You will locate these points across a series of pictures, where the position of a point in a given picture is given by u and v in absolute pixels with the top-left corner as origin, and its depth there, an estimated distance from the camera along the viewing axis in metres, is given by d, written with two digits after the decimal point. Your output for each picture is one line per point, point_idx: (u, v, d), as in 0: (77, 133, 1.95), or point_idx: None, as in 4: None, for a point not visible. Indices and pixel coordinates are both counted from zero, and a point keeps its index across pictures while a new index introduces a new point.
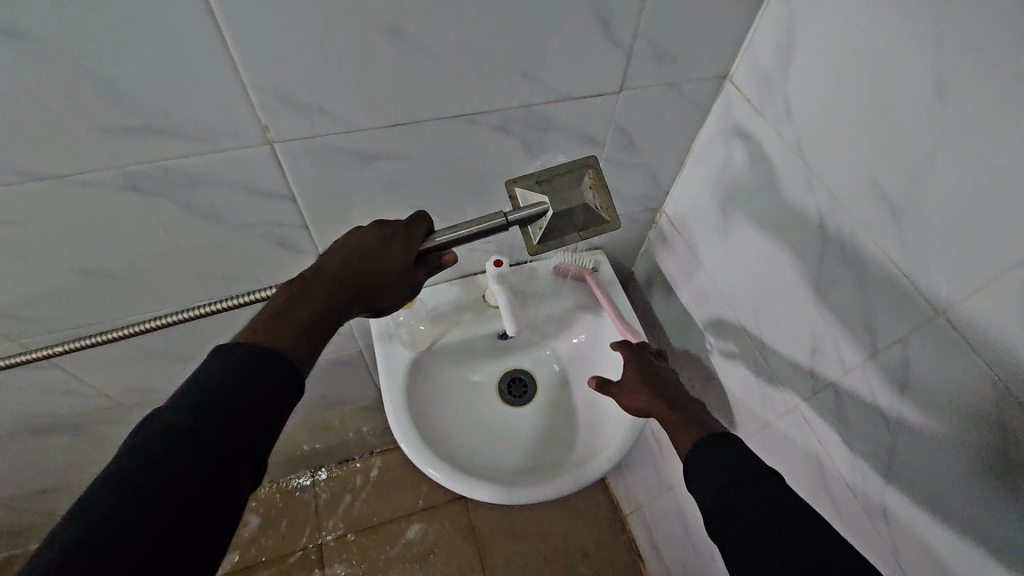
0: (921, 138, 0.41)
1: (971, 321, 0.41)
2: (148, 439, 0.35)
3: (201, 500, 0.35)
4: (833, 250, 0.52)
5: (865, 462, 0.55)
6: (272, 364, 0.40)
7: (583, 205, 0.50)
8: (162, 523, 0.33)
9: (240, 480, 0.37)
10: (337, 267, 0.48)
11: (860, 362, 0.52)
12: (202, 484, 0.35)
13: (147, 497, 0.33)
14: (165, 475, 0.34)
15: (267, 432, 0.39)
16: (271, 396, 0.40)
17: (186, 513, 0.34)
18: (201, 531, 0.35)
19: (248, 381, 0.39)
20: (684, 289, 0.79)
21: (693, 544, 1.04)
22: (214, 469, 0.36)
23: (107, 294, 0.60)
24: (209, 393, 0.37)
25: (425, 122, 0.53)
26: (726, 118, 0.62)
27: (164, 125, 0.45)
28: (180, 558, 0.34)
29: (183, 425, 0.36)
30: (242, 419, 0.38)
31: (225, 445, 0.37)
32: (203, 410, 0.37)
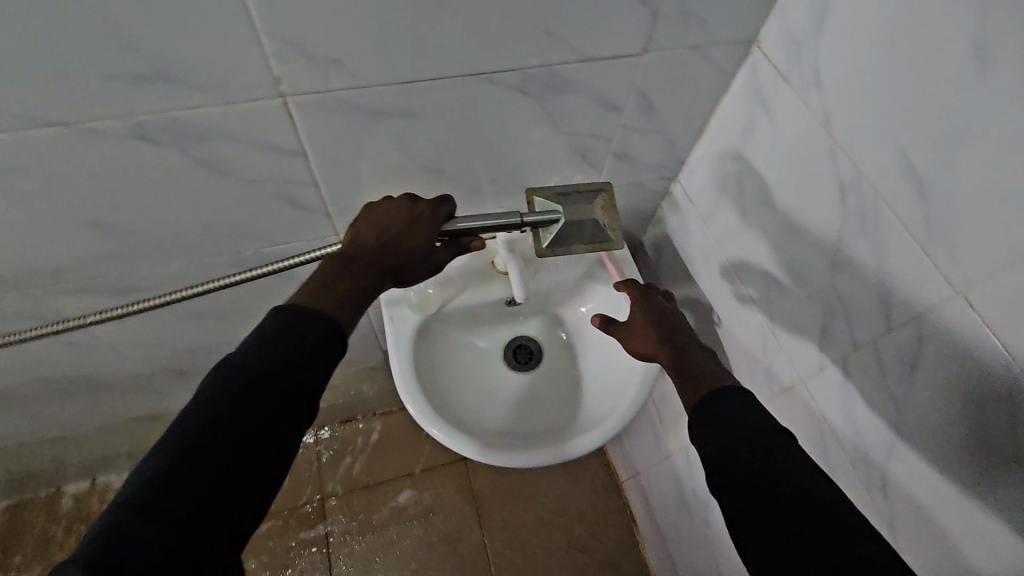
0: (955, 112, 0.40)
1: (989, 301, 0.41)
2: (227, 374, 0.40)
3: (272, 426, 0.39)
4: (852, 226, 0.51)
5: (869, 438, 0.55)
6: (319, 321, 0.44)
7: (593, 223, 0.55)
8: (240, 440, 0.38)
9: (300, 415, 0.42)
10: (371, 241, 0.51)
11: (872, 339, 0.52)
12: (271, 412, 0.40)
13: (227, 418, 0.38)
14: (242, 402, 0.39)
15: (321, 375, 0.43)
16: (324, 346, 0.44)
17: (260, 434, 0.39)
18: (272, 453, 0.39)
19: (303, 332, 0.43)
20: (695, 261, 0.78)
21: (688, 510, 1.07)
22: (279, 402, 0.40)
23: (114, 247, 0.59)
24: (269, 341, 0.42)
25: (442, 80, 0.52)
26: (750, 85, 0.60)
27: (175, 73, 0.44)
28: (257, 472, 0.38)
29: (254, 363, 0.41)
30: (300, 361, 0.42)
31: (289, 382, 0.41)
32: (266, 353, 0.42)
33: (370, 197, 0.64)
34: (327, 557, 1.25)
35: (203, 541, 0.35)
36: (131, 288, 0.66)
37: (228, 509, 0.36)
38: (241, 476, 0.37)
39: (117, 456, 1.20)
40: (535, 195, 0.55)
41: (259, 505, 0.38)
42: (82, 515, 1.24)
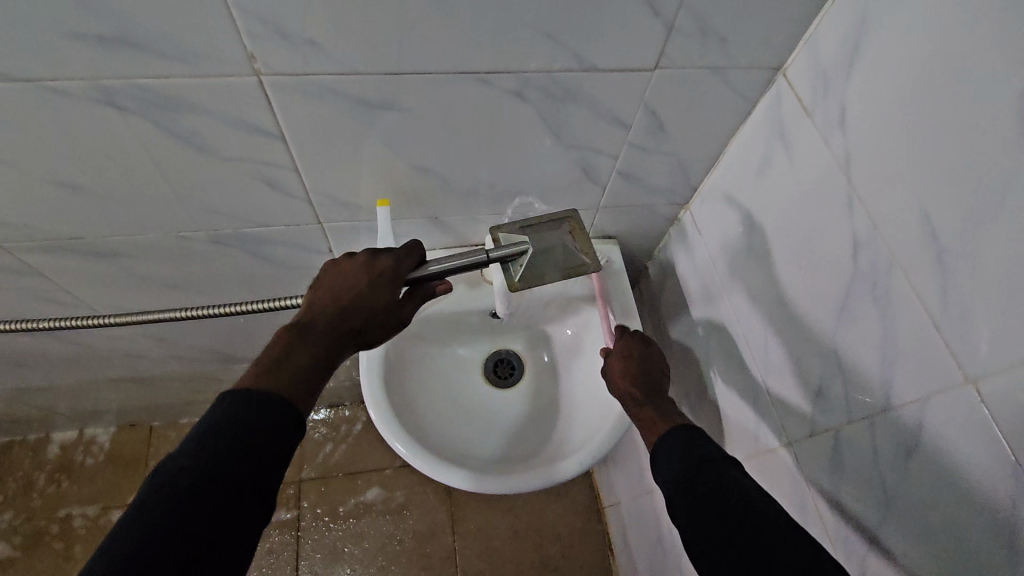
0: (992, 176, 0.35)
1: (1004, 395, 0.35)
2: (162, 483, 0.34)
3: (217, 538, 0.34)
4: (862, 286, 0.45)
5: (848, 521, 0.50)
6: (274, 398, 0.39)
7: (565, 247, 0.51)
8: (178, 565, 0.32)
9: (253, 515, 0.36)
10: (327, 306, 0.47)
11: (868, 415, 0.46)
12: (216, 523, 0.34)
13: (163, 541, 0.32)
14: (183, 515, 0.33)
15: (277, 464, 0.37)
16: (280, 428, 0.38)
17: (203, 551, 0.33)
18: (219, 571, 0.33)
19: (255, 415, 0.38)
20: (695, 295, 0.73)
21: (663, 549, 1.02)
22: (227, 506, 0.34)
23: (87, 212, 0.58)
24: (214, 433, 0.36)
25: (431, 75, 0.48)
26: (772, 115, 0.55)
27: (142, 40, 0.41)
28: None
29: (195, 464, 0.35)
30: (250, 452, 0.36)
31: (239, 480, 0.35)
32: (211, 447, 0.36)
33: (354, 189, 0.61)
34: (296, 541, 1.24)
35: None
36: (106, 253, 0.64)
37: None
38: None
39: (104, 411, 1.21)
40: (499, 232, 0.52)
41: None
42: (66, 465, 1.26)
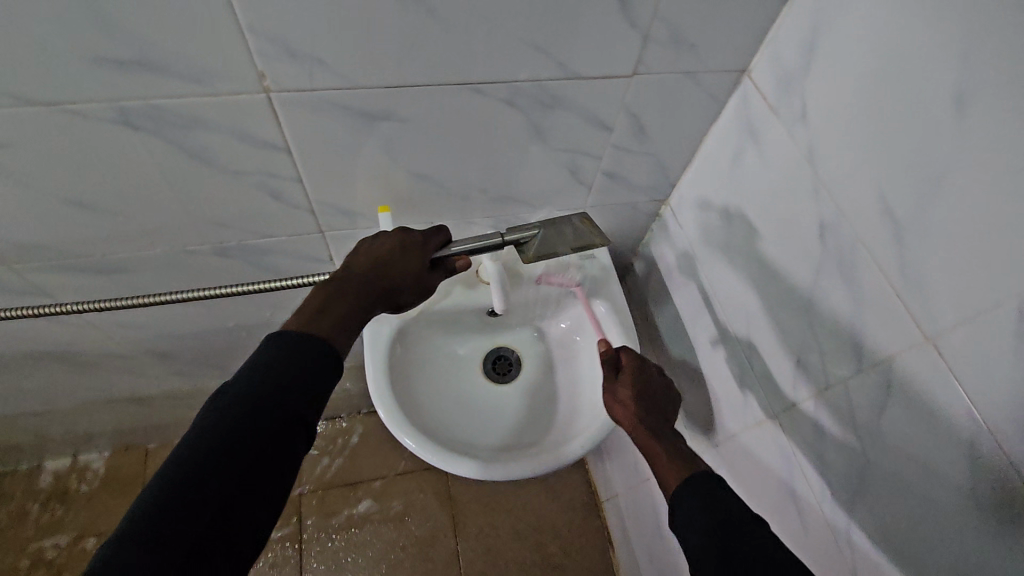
0: (934, 157, 0.40)
1: (957, 348, 0.40)
2: (223, 404, 0.39)
3: (270, 455, 0.39)
4: (830, 263, 0.50)
5: (835, 481, 0.54)
6: (318, 346, 0.44)
7: (575, 229, 0.56)
8: (240, 473, 0.37)
9: (298, 439, 0.41)
10: (366, 268, 0.53)
11: (844, 380, 0.51)
12: (271, 442, 0.39)
13: (228, 451, 0.38)
14: (242, 431, 0.38)
15: (320, 399, 0.43)
16: (321, 372, 0.44)
17: (260, 464, 0.38)
18: (270, 482, 0.39)
19: (303, 357, 0.43)
20: (679, 285, 0.78)
21: (662, 535, 1.05)
22: (278, 430, 0.40)
23: (97, 230, 0.60)
24: (268, 368, 0.41)
25: (429, 87, 0.52)
26: (741, 114, 0.60)
27: (160, 62, 0.44)
28: (257, 504, 0.38)
29: (250, 392, 0.40)
30: (298, 387, 0.42)
31: (288, 410, 0.41)
32: (266, 379, 0.41)
33: (355, 198, 0.64)
34: (299, 553, 1.25)
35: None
36: (113, 270, 0.66)
37: (225, 546, 0.36)
38: (240, 506, 0.37)
39: (99, 435, 1.20)
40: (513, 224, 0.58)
41: (257, 535, 0.38)
42: (60, 492, 1.25)
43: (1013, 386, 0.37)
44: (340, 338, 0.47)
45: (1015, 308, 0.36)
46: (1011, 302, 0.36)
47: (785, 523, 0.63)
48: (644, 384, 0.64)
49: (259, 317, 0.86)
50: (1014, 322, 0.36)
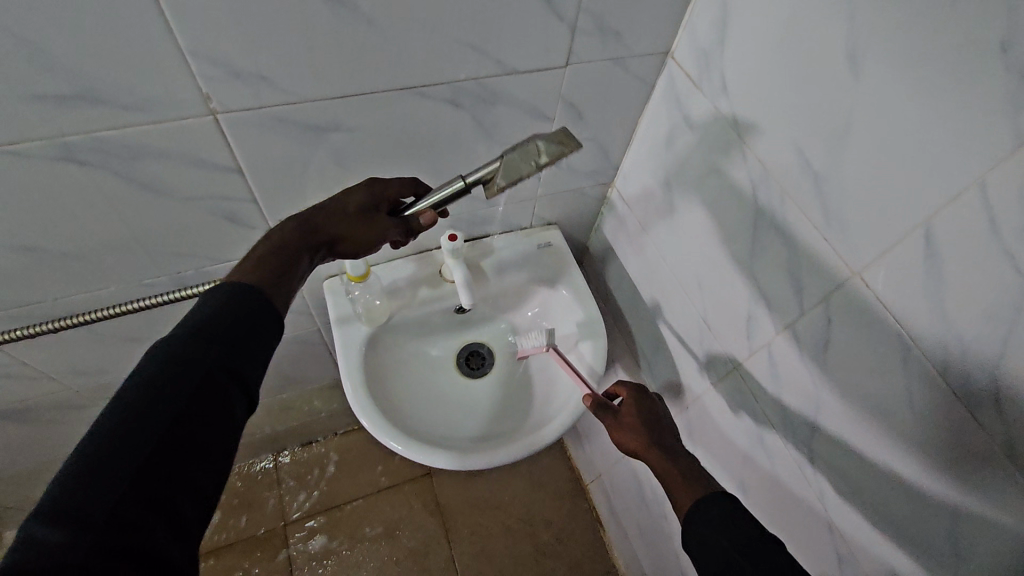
0: (839, 111, 0.45)
1: (878, 278, 0.45)
2: (144, 366, 0.39)
3: (198, 411, 0.38)
4: (765, 219, 0.55)
5: (795, 415, 0.59)
6: (247, 300, 0.44)
7: (541, 139, 0.51)
8: (167, 431, 0.37)
9: (231, 397, 0.41)
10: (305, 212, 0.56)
11: (791, 323, 0.56)
12: (197, 399, 0.39)
13: (151, 411, 0.37)
14: (165, 391, 0.38)
15: (250, 355, 0.43)
16: (251, 328, 0.44)
17: (187, 421, 0.38)
18: (202, 441, 0.38)
19: (231, 316, 0.43)
20: (632, 260, 0.82)
21: (648, 506, 1.09)
22: (205, 389, 0.39)
23: (46, 273, 0.58)
24: (189, 328, 0.41)
25: (373, 94, 0.54)
26: (668, 94, 0.64)
27: (101, 92, 0.44)
28: (189, 465, 0.37)
29: (174, 351, 0.39)
30: (222, 344, 0.41)
31: (213, 366, 0.40)
32: (189, 342, 0.40)
33: None
34: None
35: (134, 536, 0.33)
36: (65, 313, 0.64)
37: (158, 508, 0.35)
38: (173, 469, 0.36)
39: None
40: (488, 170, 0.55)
41: (197, 496, 0.37)
42: None
43: (930, 303, 0.41)
44: (273, 281, 0.48)
45: (921, 235, 0.41)
46: (917, 230, 0.41)
47: (758, 468, 0.68)
48: (649, 413, 0.64)
49: None
50: (921, 246, 0.41)
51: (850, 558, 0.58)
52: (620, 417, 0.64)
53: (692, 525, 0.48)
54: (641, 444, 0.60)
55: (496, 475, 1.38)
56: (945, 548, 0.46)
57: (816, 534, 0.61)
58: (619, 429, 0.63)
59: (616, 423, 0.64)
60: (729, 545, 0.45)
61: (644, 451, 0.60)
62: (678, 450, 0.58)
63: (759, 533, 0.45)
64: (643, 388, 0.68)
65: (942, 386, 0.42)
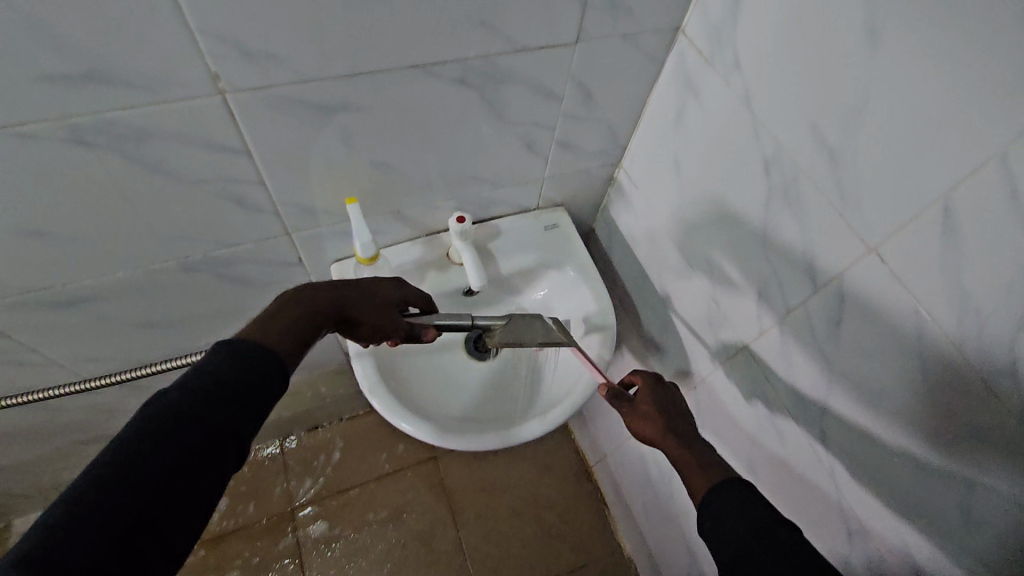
0: (856, 85, 0.44)
1: (893, 255, 0.45)
2: (149, 412, 0.38)
3: (193, 468, 0.38)
4: (777, 196, 0.55)
5: (805, 393, 0.59)
6: (261, 358, 0.44)
7: (545, 327, 0.64)
8: (158, 485, 0.36)
9: (227, 458, 0.40)
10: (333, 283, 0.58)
11: (802, 301, 0.56)
12: (195, 455, 0.38)
13: (150, 462, 0.36)
14: (163, 441, 0.37)
15: (256, 415, 0.42)
16: (259, 387, 0.43)
17: (180, 476, 0.37)
18: (191, 499, 0.37)
19: (241, 371, 0.42)
20: (640, 242, 0.82)
21: (653, 485, 1.10)
22: (205, 446, 0.39)
23: (53, 258, 0.58)
24: (205, 378, 0.41)
25: (382, 73, 0.53)
26: (679, 72, 0.63)
27: (108, 71, 0.43)
28: (173, 523, 0.36)
29: (180, 402, 0.39)
30: (232, 402, 0.41)
31: (215, 423, 0.40)
32: (203, 393, 0.40)
33: (321, 194, 0.64)
34: (300, 568, 1.23)
35: None
36: (73, 299, 0.64)
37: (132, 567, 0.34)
38: (158, 526, 0.35)
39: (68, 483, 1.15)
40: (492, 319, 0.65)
41: (175, 554, 0.36)
42: None
43: (947, 277, 0.42)
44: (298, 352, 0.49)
45: (938, 210, 0.41)
46: (935, 205, 0.41)
47: (767, 446, 0.69)
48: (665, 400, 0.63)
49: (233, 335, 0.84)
50: (939, 220, 0.41)
51: (860, 532, 0.58)
52: (635, 405, 0.64)
53: (710, 510, 0.48)
54: (657, 431, 0.60)
55: (501, 458, 1.39)
56: (955, 520, 0.47)
57: (826, 511, 0.62)
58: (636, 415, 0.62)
59: (633, 410, 0.63)
60: (747, 531, 0.45)
61: (660, 438, 0.60)
62: (691, 434, 0.58)
63: (774, 516, 0.45)
64: (659, 378, 0.67)
65: (958, 360, 0.42)
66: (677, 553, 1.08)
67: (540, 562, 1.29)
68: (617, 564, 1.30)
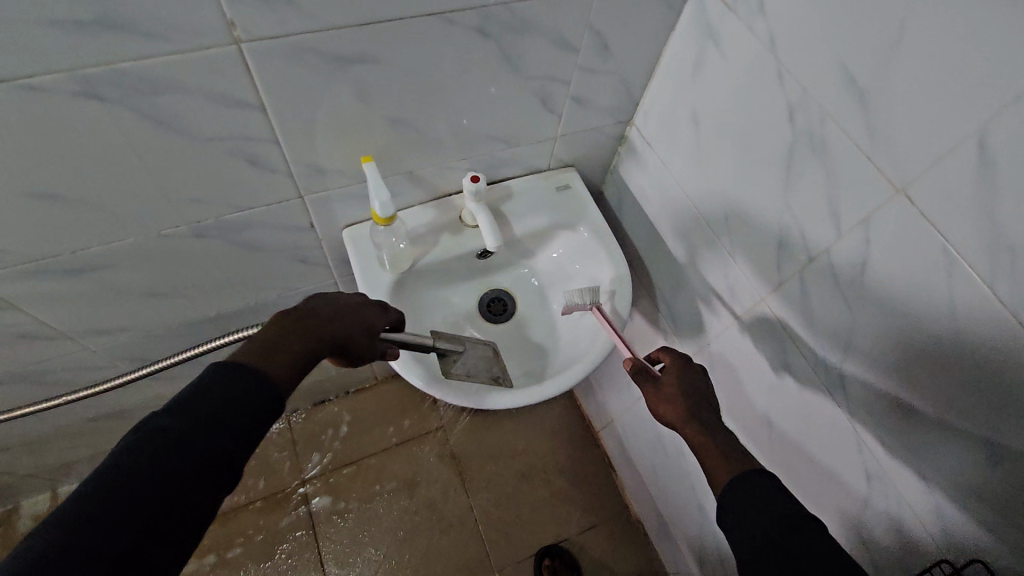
0: (890, 21, 0.44)
1: (924, 195, 0.45)
2: (142, 436, 0.37)
3: (185, 499, 0.37)
4: (802, 143, 0.55)
5: (825, 341, 0.60)
6: (258, 381, 0.42)
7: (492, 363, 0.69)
8: (148, 517, 0.35)
9: (219, 485, 0.39)
10: (330, 308, 0.53)
11: (826, 249, 0.56)
12: (187, 484, 0.37)
13: (138, 488, 0.35)
14: (155, 470, 0.36)
15: (249, 442, 0.41)
16: (254, 413, 0.41)
17: (170, 508, 0.36)
18: (180, 531, 0.36)
19: (236, 394, 0.41)
20: (652, 200, 0.82)
21: (662, 446, 1.12)
22: (197, 476, 0.38)
23: (62, 223, 0.56)
24: (199, 401, 0.40)
25: (398, 22, 0.51)
26: (698, 21, 0.62)
27: (120, 17, 0.41)
28: (162, 555, 0.35)
29: (173, 427, 0.38)
30: (226, 428, 0.40)
31: (208, 452, 0.38)
32: (195, 417, 0.39)
33: (334, 153, 0.63)
34: (313, 539, 1.24)
35: None
36: (81, 267, 0.63)
37: None
38: (144, 554, 0.34)
39: (75, 462, 1.14)
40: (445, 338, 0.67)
41: None
42: None
43: (983, 213, 0.42)
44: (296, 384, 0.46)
45: (973, 144, 0.41)
46: (969, 139, 0.41)
47: (783, 398, 0.69)
48: (690, 381, 0.63)
49: (243, 306, 0.83)
50: (974, 154, 0.41)
51: (879, 476, 0.59)
52: (660, 387, 0.63)
53: (742, 487, 0.49)
54: (677, 414, 0.59)
55: (508, 425, 1.40)
56: (976, 457, 0.48)
57: (845, 457, 0.63)
58: (657, 396, 0.62)
59: (656, 391, 0.63)
60: (772, 525, 0.45)
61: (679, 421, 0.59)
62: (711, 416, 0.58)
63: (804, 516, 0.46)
64: (688, 358, 0.66)
65: (990, 297, 0.43)
66: (687, 510, 1.11)
67: (550, 526, 1.31)
68: (625, 525, 1.33)
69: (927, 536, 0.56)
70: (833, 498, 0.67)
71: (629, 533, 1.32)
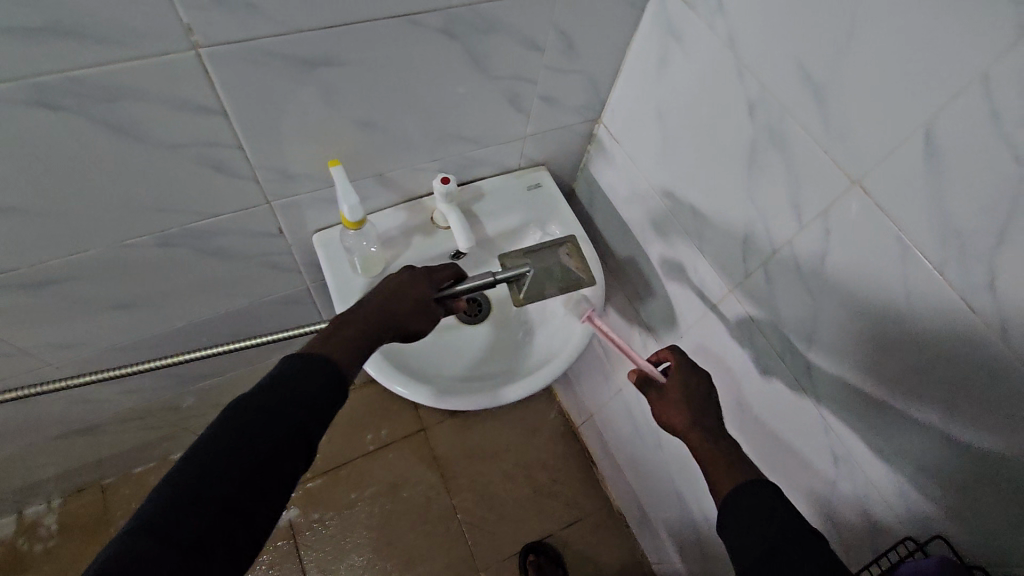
0: (842, 18, 0.45)
1: (878, 187, 0.47)
2: (238, 408, 0.43)
3: (274, 462, 0.42)
4: (763, 137, 0.56)
5: (790, 329, 0.62)
6: (328, 365, 0.48)
7: (562, 264, 0.70)
8: (245, 474, 0.40)
9: (300, 455, 0.44)
10: (377, 298, 0.58)
11: (789, 240, 0.58)
12: (275, 451, 0.42)
13: (231, 455, 0.40)
14: (251, 435, 0.42)
15: (325, 419, 0.46)
16: (328, 394, 0.47)
17: (261, 469, 0.41)
18: (270, 492, 0.41)
19: (311, 377, 0.46)
20: (622, 197, 0.83)
21: (641, 439, 1.13)
22: (284, 444, 0.43)
23: (18, 236, 0.54)
24: (281, 380, 0.45)
25: (361, 25, 0.51)
26: (660, 19, 0.63)
27: (73, 23, 0.40)
28: (257, 508, 0.40)
29: (262, 401, 0.43)
30: (306, 405, 0.45)
31: (293, 423, 0.44)
32: (280, 393, 0.44)
33: (302, 158, 0.62)
34: (296, 549, 1.23)
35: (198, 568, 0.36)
36: (41, 280, 0.61)
37: (222, 545, 0.38)
38: (244, 507, 0.40)
39: (42, 482, 1.11)
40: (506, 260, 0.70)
41: (256, 539, 0.40)
42: (9, 558, 1.16)
43: (933, 203, 0.43)
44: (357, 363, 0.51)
45: (921, 136, 0.43)
46: (917, 132, 0.43)
47: (753, 386, 0.71)
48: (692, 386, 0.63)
49: (213, 316, 0.81)
50: (922, 147, 0.43)
51: (846, 458, 0.61)
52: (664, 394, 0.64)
53: (743, 496, 0.50)
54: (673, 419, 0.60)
55: (489, 424, 1.41)
56: (935, 436, 0.50)
57: (813, 442, 0.65)
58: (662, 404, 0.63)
59: (661, 397, 0.64)
60: (779, 535, 0.46)
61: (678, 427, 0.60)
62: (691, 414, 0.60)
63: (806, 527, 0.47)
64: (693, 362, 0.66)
65: (942, 282, 0.45)
66: (666, 500, 1.12)
67: (533, 522, 1.32)
68: (608, 517, 1.35)
69: (892, 513, 0.58)
70: (803, 481, 0.69)
71: (612, 526, 1.34)
